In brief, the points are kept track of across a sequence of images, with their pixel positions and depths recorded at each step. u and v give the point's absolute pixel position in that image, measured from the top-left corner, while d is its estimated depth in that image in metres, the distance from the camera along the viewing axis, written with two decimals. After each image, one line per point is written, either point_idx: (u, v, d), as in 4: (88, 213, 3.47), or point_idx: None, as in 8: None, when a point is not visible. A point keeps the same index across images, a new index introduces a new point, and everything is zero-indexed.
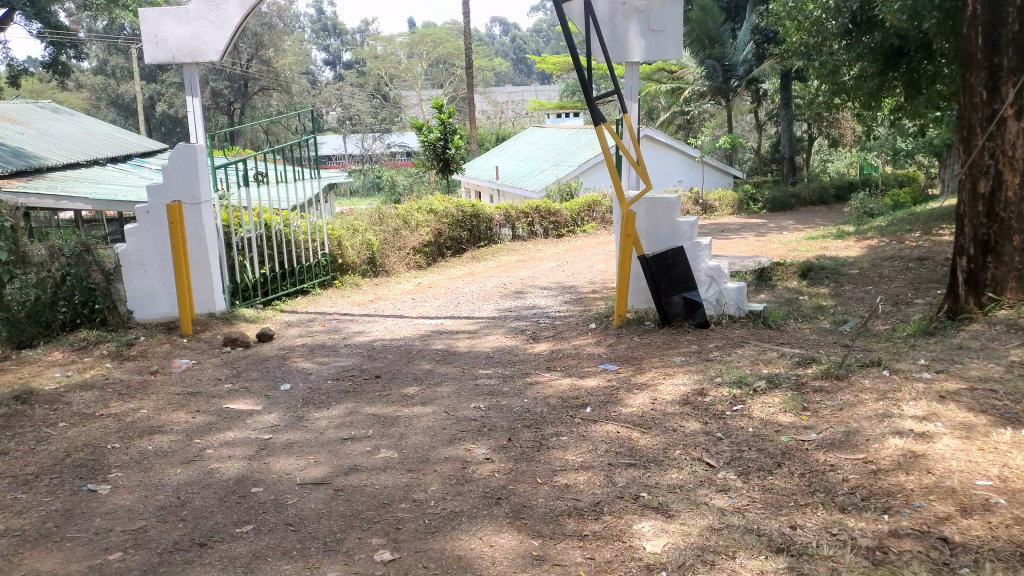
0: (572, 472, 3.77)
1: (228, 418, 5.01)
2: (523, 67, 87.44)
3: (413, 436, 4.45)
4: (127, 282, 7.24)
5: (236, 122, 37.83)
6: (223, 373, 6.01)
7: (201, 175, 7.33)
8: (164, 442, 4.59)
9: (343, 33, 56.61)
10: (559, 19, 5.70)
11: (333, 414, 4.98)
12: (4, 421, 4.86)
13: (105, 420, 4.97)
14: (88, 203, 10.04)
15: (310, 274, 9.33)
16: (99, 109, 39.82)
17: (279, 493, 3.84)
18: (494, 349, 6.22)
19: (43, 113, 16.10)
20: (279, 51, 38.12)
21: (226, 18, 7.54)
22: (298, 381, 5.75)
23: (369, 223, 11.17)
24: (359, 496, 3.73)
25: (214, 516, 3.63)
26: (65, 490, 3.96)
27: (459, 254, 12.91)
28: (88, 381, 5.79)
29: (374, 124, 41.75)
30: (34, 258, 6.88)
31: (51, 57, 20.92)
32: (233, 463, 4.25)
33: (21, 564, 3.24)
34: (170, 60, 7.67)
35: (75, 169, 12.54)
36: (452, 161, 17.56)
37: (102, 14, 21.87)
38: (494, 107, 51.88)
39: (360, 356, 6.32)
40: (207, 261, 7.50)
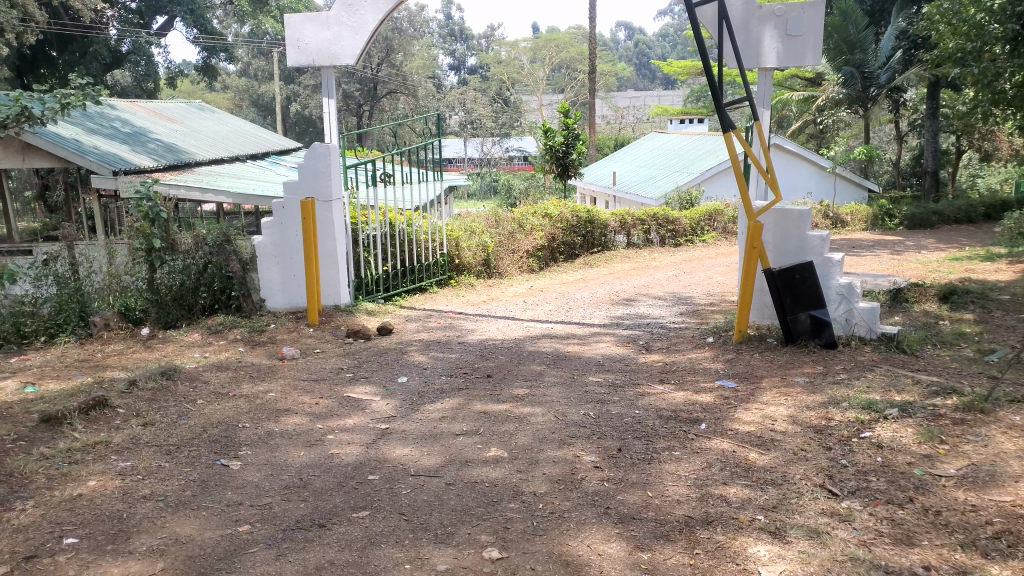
0: (685, 487, 3.68)
1: (349, 405, 5.22)
2: (646, 72, 86.27)
3: (522, 437, 4.46)
4: (261, 273, 7.68)
5: (364, 124, 39.43)
6: (345, 363, 6.24)
7: (332, 173, 7.63)
8: (290, 425, 4.83)
9: (469, 38, 57.77)
10: (691, 23, 5.55)
11: (445, 408, 5.09)
12: (151, 395, 5.26)
13: (237, 400, 5.29)
14: (229, 197, 10.63)
15: (428, 272, 9.57)
16: (241, 108, 42.60)
17: (394, 481, 3.95)
18: (605, 357, 6.16)
19: (193, 113, 17.25)
20: (407, 55, 39.48)
21: (364, 23, 7.86)
22: (415, 374, 5.91)
23: (485, 225, 11.35)
24: (470, 492, 3.77)
25: (334, 498, 3.78)
26: (201, 463, 4.24)
27: (572, 260, 12.88)
28: (224, 362, 6.19)
29: (495, 129, 42.39)
30: (181, 247, 7.58)
31: (204, 60, 22.59)
32: (352, 450, 4.41)
33: (163, 528, 3.48)
34: (309, 64, 8.06)
35: (221, 163, 13.44)
36: (571, 166, 17.55)
37: (250, 20, 23.38)
38: (615, 112, 51.38)
39: (473, 354, 6.42)
40: (334, 256, 7.82)
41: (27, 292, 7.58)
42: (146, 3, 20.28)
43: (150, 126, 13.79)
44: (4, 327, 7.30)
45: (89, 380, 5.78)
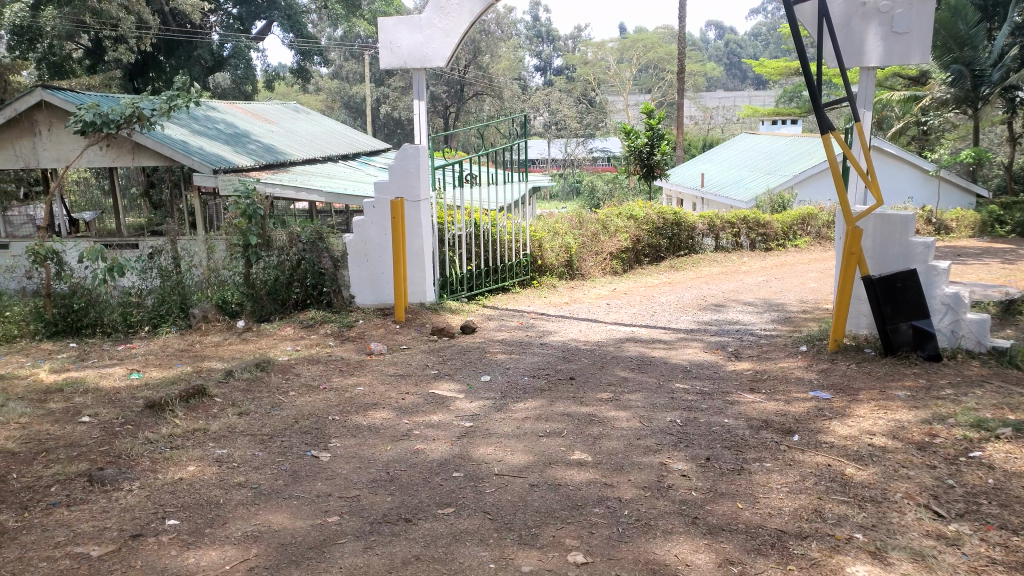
0: (777, 500, 3.56)
1: (434, 402, 5.29)
2: (737, 72, 84.24)
3: (607, 441, 4.42)
4: (350, 270, 7.88)
5: (450, 125, 40.00)
6: (430, 360, 6.33)
7: (422, 174, 7.75)
8: (378, 419, 4.93)
9: (556, 39, 57.96)
10: (789, 21, 5.36)
11: (529, 408, 5.09)
12: (247, 385, 5.49)
13: (327, 393, 5.44)
14: (321, 196, 10.93)
15: (511, 272, 9.62)
16: (333, 109, 43.97)
17: (479, 480, 3.98)
18: (693, 363, 6.03)
19: (289, 114, 17.88)
20: (494, 56, 39.89)
21: (455, 26, 7.97)
22: (498, 374, 5.93)
23: (569, 226, 11.33)
24: (554, 495, 3.76)
25: (420, 494, 3.84)
26: (294, 453, 4.38)
27: (657, 262, 12.69)
28: (315, 356, 6.39)
29: (579, 130, 42.28)
30: (276, 243, 7.85)
31: (298, 63, 23.43)
32: (438, 446, 4.46)
33: (257, 515, 3.61)
34: (401, 66, 8.22)
35: (313, 163, 13.89)
36: (657, 167, 17.30)
37: (344, 24, 24.08)
38: (704, 112, 50.35)
39: (556, 356, 6.40)
40: (421, 255, 7.95)
41: (134, 283, 8.05)
42: (246, 9, 21.47)
43: (249, 127, 14.39)
44: (113, 317, 7.80)
45: (189, 369, 6.06)
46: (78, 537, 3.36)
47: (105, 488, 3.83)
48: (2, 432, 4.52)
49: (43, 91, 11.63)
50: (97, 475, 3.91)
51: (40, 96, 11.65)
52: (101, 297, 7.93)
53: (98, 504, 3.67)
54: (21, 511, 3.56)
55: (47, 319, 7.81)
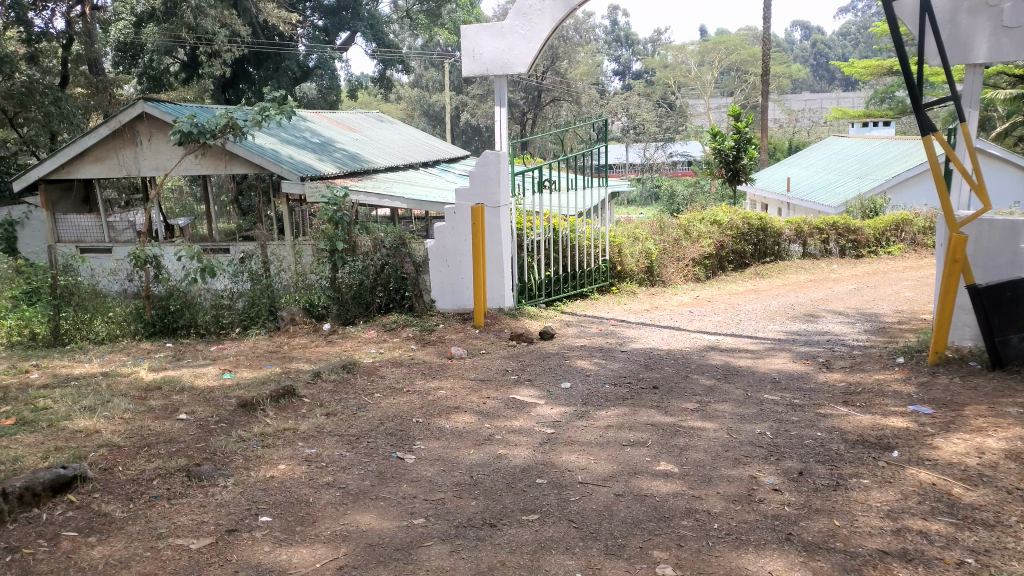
0: (877, 519, 3.40)
1: (516, 407, 5.29)
2: (823, 73, 81.54)
3: (694, 452, 4.32)
4: (432, 275, 7.98)
5: (528, 131, 40.20)
6: (510, 366, 6.34)
7: (502, 180, 7.77)
8: (461, 423, 4.97)
9: (634, 43, 57.58)
10: (889, 19, 5.14)
11: (612, 416, 5.03)
12: (335, 386, 5.63)
13: (410, 395, 5.52)
14: (404, 202, 11.10)
15: (590, 278, 9.57)
16: (414, 118, 44.86)
17: (564, 488, 3.95)
18: (781, 373, 5.85)
19: (372, 122, 18.29)
20: (572, 62, 40.28)
21: (537, 31, 8.00)
22: (579, 381, 5.89)
23: (650, 232, 11.20)
24: (640, 505, 3.70)
25: (504, 500, 3.83)
26: (379, 454, 4.45)
27: (742, 269, 12.39)
28: (398, 359, 6.49)
29: (658, 134, 41.83)
30: (361, 248, 8.01)
31: (381, 72, 24.07)
32: (520, 452, 4.46)
33: (346, 515, 3.69)
34: (483, 73, 8.30)
35: (395, 170, 14.17)
36: (742, 171, 16.91)
37: (425, 33, 24.60)
38: (789, 115, 48.92)
39: (639, 363, 6.32)
40: (502, 260, 7.98)
41: (226, 285, 8.37)
42: (332, 20, 21.94)
43: (334, 135, 14.80)
44: (207, 318, 8.18)
45: (278, 369, 6.26)
46: (179, 530, 3.50)
47: (201, 483, 3.97)
48: (108, 426, 4.76)
49: (145, 104, 12.28)
50: (195, 470, 4.06)
51: (142, 108, 12.29)
52: (195, 299, 8.31)
53: (195, 499, 3.82)
54: (126, 502, 3.73)
55: (146, 319, 8.25)
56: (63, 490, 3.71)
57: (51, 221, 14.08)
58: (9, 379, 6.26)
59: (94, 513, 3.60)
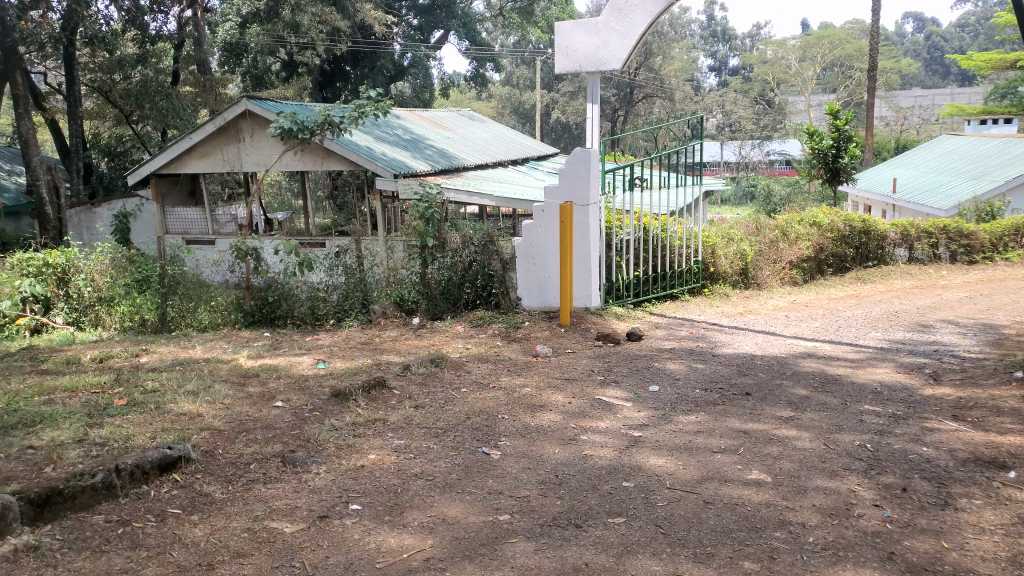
0: (990, 543, 3.18)
1: (602, 408, 5.24)
2: (936, 67, 77.14)
3: (786, 462, 4.16)
4: (519, 272, 8.03)
5: (619, 129, 39.80)
6: (596, 366, 6.27)
7: (592, 179, 7.68)
8: (546, 421, 4.96)
9: (732, 38, 56.06)
10: (1016, 8, 4.80)
11: (700, 421, 4.91)
12: (423, 379, 5.72)
13: (496, 392, 5.53)
14: (493, 201, 11.12)
15: (681, 279, 9.37)
16: (504, 116, 45.15)
17: (650, 492, 3.87)
18: (882, 385, 5.56)
19: (463, 121, 18.49)
20: (666, 58, 39.65)
21: (632, 26, 7.89)
22: (667, 384, 5.76)
23: (745, 233, 10.88)
24: (730, 514, 3.58)
25: (589, 500, 3.79)
26: (465, 448, 4.48)
27: (842, 273, 11.87)
28: (484, 355, 6.54)
29: (755, 132, 40.64)
30: (450, 245, 8.12)
31: (474, 70, 24.35)
32: (606, 453, 4.41)
33: (433, 506, 3.73)
34: (576, 69, 8.25)
35: (485, 167, 14.28)
36: (842, 171, 16.19)
37: (518, 31, 24.73)
38: (897, 113, 46.50)
39: (730, 368, 6.14)
40: (589, 259, 7.90)
41: (322, 279, 8.63)
42: (426, 19, 22.59)
43: (427, 133, 15.04)
44: (303, 310, 8.45)
45: (369, 361, 6.41)
46: (274, 513, 3.62)
47: (296, 469, 4.11)
48: (209, 410, 4.99)
49: (248, 101, 12.79)
50: (289, 457, 4.20)
51: (245, 105, 12.83)
52: (293, 291, 8.62)
53: (290, 484, 3.95)
54: (225, 484, 3.90)
55: (246, 309, 8.61)
56: (169, 469, 3.90)
57: (160, 214, 14.84)
58: (122, 362, 6.65)
59: (197, 492, 3.78)
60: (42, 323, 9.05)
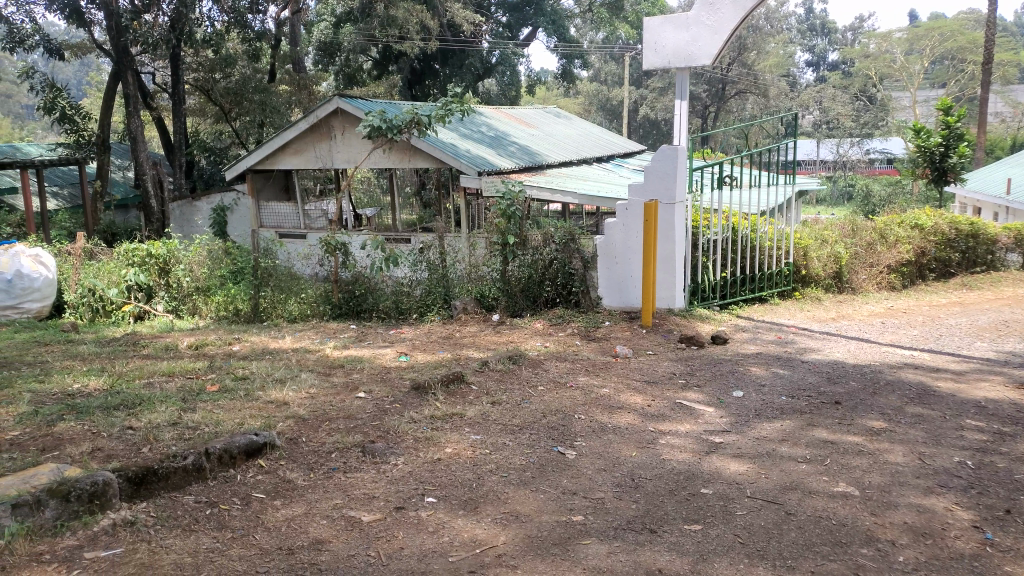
0: None
1: (682, 411, 5.12)
2: None
3: (876, 475, 3.96)
4: (601, 271, 7.97)
5: (710, 126, 38.93)
6: (677, 369, 6.14)
7: (679, 176, 7.54)
8: (623, 422, 4.90)
9: (832, 32, 53.92)
10: None
11: (784, 429, 4.73)
12: (501, 375, 5.75)
13: (574, 392, 5.48)
14: (576, 199, 10.98)
15: (770, 282, 9.07)
16: (592, 113, 44.92)
17: (729, 500, 3.75)
18: (987, 399, 5.21)
19: (549, 118, 18.45)
20: (761, 53, 38.47)
21: (725, 21, 7.70)
22: (751, 390, 5.58)
23: (839, 234, 10.41)
24: (814, 527, 3.43)
25: (666, 506, 3.71)
26: (541, 447, 4.47)
27: (946, 278, 11.20)
28: (564, 354, 6.51)
29: (854, 129, 38.92)
30: (531, 242, 8.13)
31: (563, 67, 24.27)
32: (685, 457, 4.31)
33: (507, 502, 3.74)
34: (664, 67, 8.06)
35: (569, 165, 14.21)
36: (950, 170, 15.28)
37: (607, 27, 24.51)
38: (1013, 108, 43.53)
39: (818, 376, 5.89)
40: (673, 260, 7.74)
41: (406, 274, 8.78)
42: (515, 16, 23.00)
43: (512, 130, 15.09)
44: (387, 304, 8.67)
45: (449, 355, 6.48)
46: (352, 501, 3.71)
47: (375, 460, 4.19)
48: (295, 399, 5.16)
49: (339, 99, 13.17)
50: (369, 447, 4.29)
51: (337, 104, 13.22)
52: (378, 285, 8.85)
53: (369, 473, 4.04)
54: (307, 471, 4.02)
55: (334, 302, 8.91)
56: (255, 454, 4.06)
57: (256, 208, 15.46)
58: (217, 350, 6.96)
59: (280, 478, 3.91)
60: (145, 311, 9.58)
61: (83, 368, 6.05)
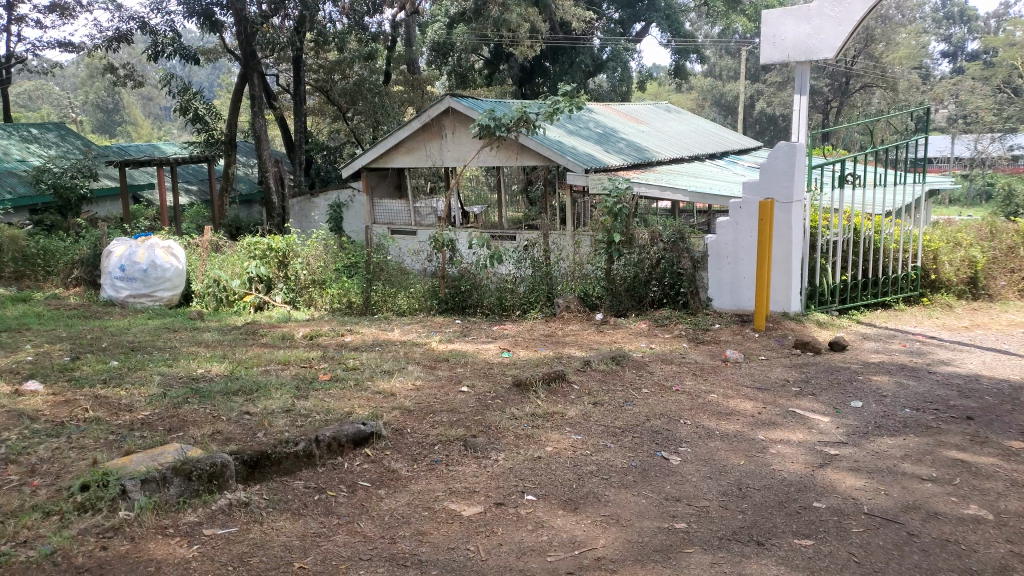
0: None
1: (795, 420, 4.88)
2: None
3: (1013, 501, 3.63)
4: (711, 272, 7.77)
5: (832, 123, 37.26)
6: (791, 376, 5.86)
7: (797, 173, 7.19)
8: (730, 428, 4.72)
9: (971, 20, 50.44)
10: None
11: (909, 445, 4.41)
12: (604, 376, 5.67)
13: (679, 396, 5.34)
14: (686, 196, 10.72)
15: (895, 286, 8.52)
16: (706, 109, 43.89)
17: (844, 515, 3.54)
18: None
19: (660, 114, 18.11)
20: (890, 45, 36.42)
21: (850, 13, 7.28)
22: (871, 401, 5.25)
23: (976, 236, 9.64)
24: (939, 551, 3.19)
25: (774, 518, 3.54)
26: (643, 450, 4.37)
27: None
28: (669, 356, 6.35)
29: (997, 125, 34.22)
30: (638, 241, 8.01)
31: (676, 62, 23.82)
32: (797, 469, 4.10)
33: (607, 504, 3.68)
34: (783, 60, 7.77)
35: (679, 162, 13.89)
36: None
37: (723, 20, 23.84)
38: None
39: (948, 389, 5.47)
40: (789, 261, 7.38)
41: (510, 271, 8.82)
42: (627, 12, 22.81)
43: (621, 127, 14.90)
44: (491, 300, 8.75)
45: (551, 353, 6.47)
46: (454, 494, 3.75)
47: (476, 454, 4.22)
48: (402, 390, 5.29)
49: (450, 99, 13.44)
50: (470, 441, 4.33)
51: (448, 103, 13.48)
52: (483, 281, 8.92)
53: (470, 468, 4.07)
54: (411, 462, 4.10)
55: (440, 297, 9.10)
56: (362, 443, 4.18)
57: (369, 205, 15.99)
58: (329, 340, 7.24)
59: (385, 468, 4.01)
60: (264, 301, 10.07)
61: (207, 355, 6.42)
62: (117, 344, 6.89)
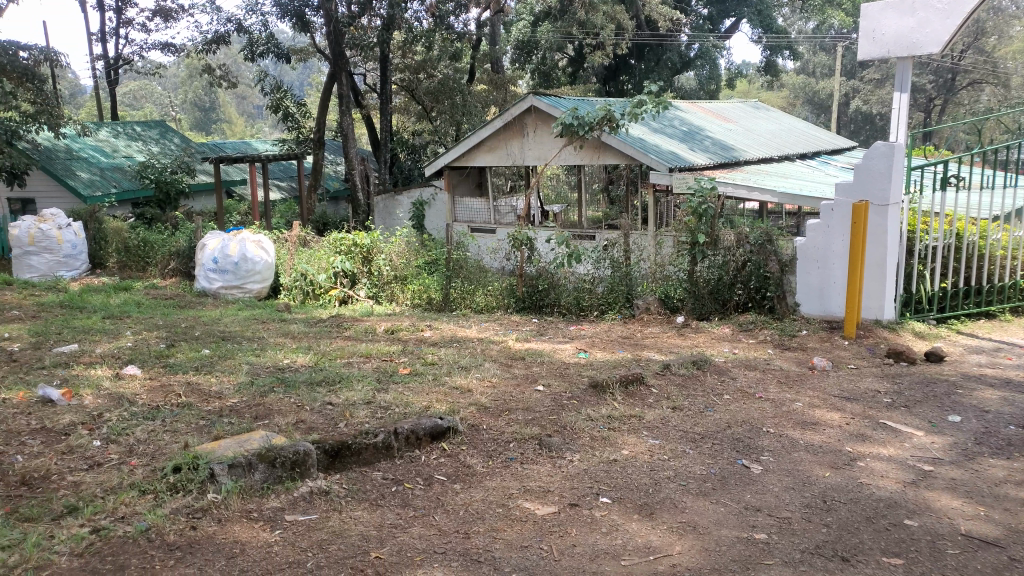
0: None
1: (887, 433, 4.65)
2: None
3: None
4: (800, 276, 7.48)
5: (935, 121, 35.39)
6: (883, 387, 5.58)
7: (895, 176, 6.83)
8: (817, 439, 4.53)
9: None
10: None
11: (1014, 466, 4.13)
12: (684, 381, 5.55)
13: (763, 403, 5.17)
14: (775, 197, 10.37)
15: (1002, 295, 7.99)
16: (798, 107, 42.40)
17: (938, 536, 3.35)
18: None
19: (749, 112, 17.60)
20: (1003, 38, 34.26)
21: (959, 4, 6.92)
22: (972, 416, 4.95)
23: None
24: None
25: (861, 534, 3.38)
26: (724, 458, 4.25)
27: None
28: (753, 362, 6.16)
29: None
30: (723, 243, 7.80)
31: (767, 59, 23.13)
32: (888, 484, 3.90)
33: (684, 511, 3.60)
34: (882, 56, 7.40)
35: (768, 161, 13.47)
36: None
37: (818, 15, 22.98)
38: None
39: None
40: (883, 268, 7.03)
41: (589, 270, 8.75)
42: (716, 8, 22.26)
43: (708, 125, 14.56)
44: (569, 299, 8.69)
45: (629, 355, 6.38)
46: (528, 493, 3.75)
47: (551, 454, 4.21)
48: (478, 387, 5.31)
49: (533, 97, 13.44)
50: (546, 441, 4.31)
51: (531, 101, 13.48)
52: (561, 280, 8.86)
53: (545, 467, 4.05)
54: (486, 458, 4.11)
55: (518, 295, 9.11)
56: (439, 438, 4.22)
57: (451, 202, 16.17)
58: (409, 335, 7.36)
59: (461, 463, 4.04)
60: (349, 295, 10.34)
61: (293, 346, 6.63)
62: (208, 333, 7.20)
